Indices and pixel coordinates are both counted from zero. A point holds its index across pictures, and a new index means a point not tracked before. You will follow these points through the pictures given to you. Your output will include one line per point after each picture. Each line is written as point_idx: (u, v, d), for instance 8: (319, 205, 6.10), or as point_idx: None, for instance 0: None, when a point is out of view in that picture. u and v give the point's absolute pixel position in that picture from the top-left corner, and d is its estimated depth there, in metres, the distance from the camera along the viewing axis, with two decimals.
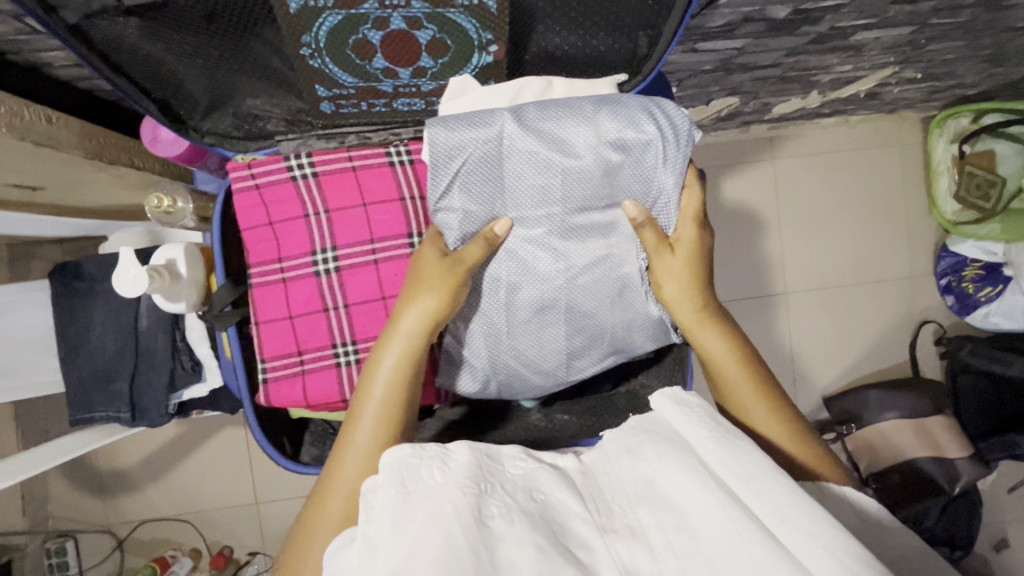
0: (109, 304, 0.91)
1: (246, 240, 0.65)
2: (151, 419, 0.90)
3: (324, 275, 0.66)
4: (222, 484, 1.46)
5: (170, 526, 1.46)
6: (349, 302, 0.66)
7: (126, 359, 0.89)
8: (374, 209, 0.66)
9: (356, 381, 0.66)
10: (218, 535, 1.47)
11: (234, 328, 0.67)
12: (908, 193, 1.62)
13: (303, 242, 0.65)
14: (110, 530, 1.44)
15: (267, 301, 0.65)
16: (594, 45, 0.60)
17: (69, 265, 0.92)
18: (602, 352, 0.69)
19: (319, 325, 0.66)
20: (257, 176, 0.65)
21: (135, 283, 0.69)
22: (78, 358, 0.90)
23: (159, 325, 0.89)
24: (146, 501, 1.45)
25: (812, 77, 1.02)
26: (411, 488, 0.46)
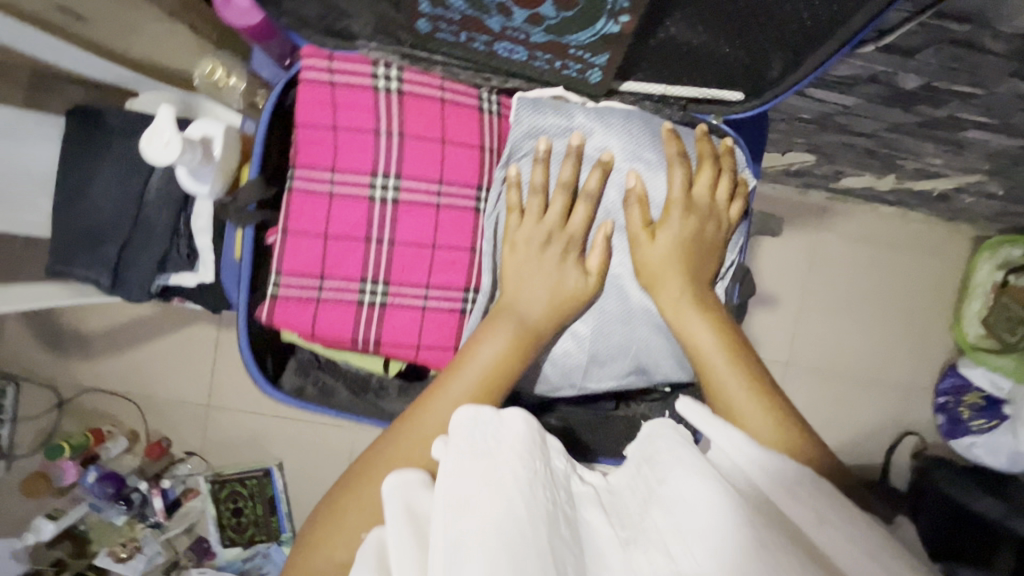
0: (121, 164, 0.84)
1: (300, 138, 0.59)
2: (130, 295, 0.85)
3: (379, 204, 0.61)
4: (180, 376, 1.42)
5: (114, 402, 1.41)
6: (396, 240, 0.61)
7: (124, 225, 0.83)
8: (450, 150, 0.62)
9: (375, 325, 0.62)
10: (160, 424, 1.42)
11: (251, 229, 0.62)
12: (936, 305, 1.58)
13: (366, 161, 0.61)
14: (55, 388, 1.39)
15: (305, 212, 0.60)
16: (727, 49, 0.55)
17: (91, 109, 0.86)
18: (624, 367, 0.66)
19: (354, 255, 0.61)
20: (334, 74, 0.60)
21: (165, 150, 0.63)
22: (74, 208, 0.84)
23: (169, 202, 0.84)
24: (97, 370, 1.40)
25: (898, 160, 0.97)
26: (465, 447, 0.48)
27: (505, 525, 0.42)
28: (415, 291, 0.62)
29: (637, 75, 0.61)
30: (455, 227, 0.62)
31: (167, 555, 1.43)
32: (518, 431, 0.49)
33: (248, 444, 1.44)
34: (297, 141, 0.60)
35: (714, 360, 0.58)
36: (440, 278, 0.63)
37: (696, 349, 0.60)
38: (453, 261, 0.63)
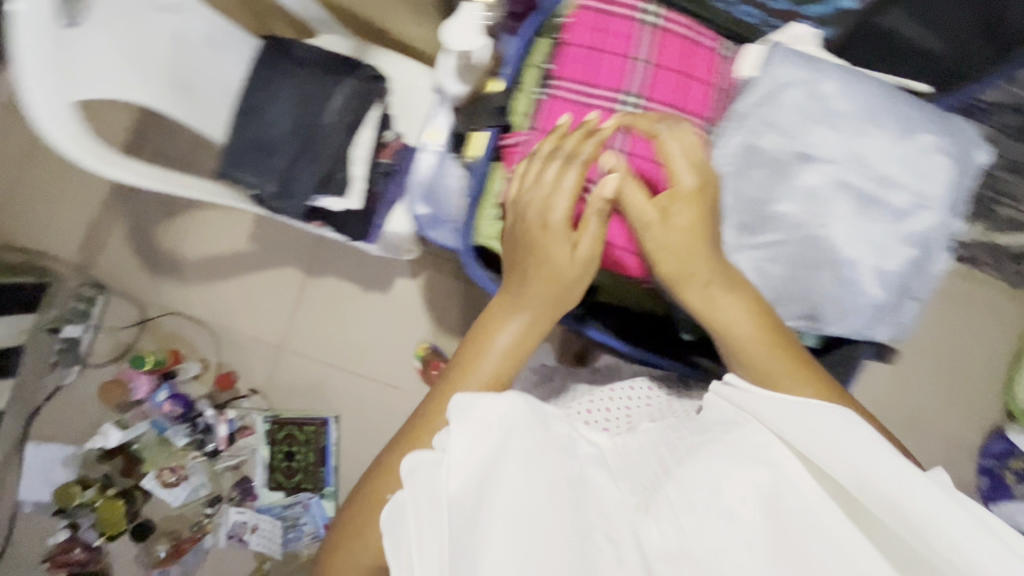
0: (301, 90, 0.93)
1: (572, 55, 0.77)
2: (286, 209, 0.92)
3: (625, 116, 0.77)
4: (261, 314, 1.47)
5: (193, 329, 1.46)
6: (631, 150, 0.79)
7: (298, 142, 0.92)
8: (687, 82, 0.78)
9: (598, 215, 0.76)
10: (231, 357, 1.46)
11: (494, 130, 0.77)
12: (988, 368, 1.62)
13: (620, 79, 0.77)
14: (141, 305, 1.44)
15: (564, 113, 0.77)
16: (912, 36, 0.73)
17: (283, 38, 0.95)
18: (797, 305, 0.72)
19: (592, 156, 0.76)
20: (610, 10, 0.78)
21: (463, 39, 0.74)
22: (252, 122, 0.92)
23: (340, 132, 0.93)
24: (184, 295, 1.45)
25: None
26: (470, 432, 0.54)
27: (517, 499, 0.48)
28: None
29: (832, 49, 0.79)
30: None
31: (211, 488, 1.44)
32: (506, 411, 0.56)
33: (309, 391, 1.47)
34: (569, 57, 0.77)
35: (737, 328, 0.66)
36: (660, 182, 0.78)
37: (710, 309, 0.67)
38: None
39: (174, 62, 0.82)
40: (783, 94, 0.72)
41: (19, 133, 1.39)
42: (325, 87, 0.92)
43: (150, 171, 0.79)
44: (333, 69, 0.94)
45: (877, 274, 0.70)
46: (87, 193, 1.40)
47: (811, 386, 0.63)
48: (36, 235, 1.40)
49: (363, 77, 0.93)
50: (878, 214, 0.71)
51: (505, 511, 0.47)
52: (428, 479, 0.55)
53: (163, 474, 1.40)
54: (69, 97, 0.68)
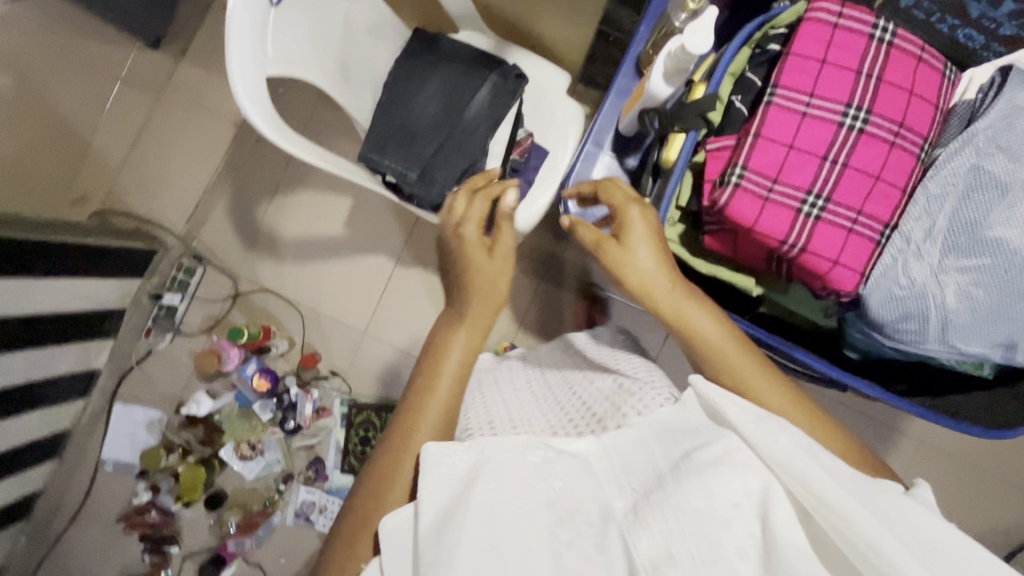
0: (448, 83, 0.96)
1: (791, 61, 0.61)
2: (426, 199, 0.93)
3: (846, 128, 0.60)
4: (350, 298, 1.50)
5: (283, 307, 1.49)
6: (849, 165, 0.60)
7: (440, 133, 0.94)
8: (915, 101, 0.61)
9: (808, 237, 0.60)
10: (316, 338, 1.49)
11: (694, 135, 0.64)
12: None
13: (843, 91, 0.60)
14: (235, 279, 1.48)
15: (776, 121, 0.60)
16: None
17: (431, 33, 0.98)
18: (994, 337, 0.65)
19: (811, 168, 0.60)
20: (842, 16, 0.61)
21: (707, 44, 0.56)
22: (398, 110, 0.95)
23: (482, 125, 0.95)
24: (278, 273, 1.49)
25: None
26: (441, 469, 0.54)
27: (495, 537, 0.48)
28: (849, 214, 0.61)
29: None
30: (900, 166, 0.62)
31: (284, 465, 1.46)
32: (469, 455, 0.55)
33: (389, 380, 1.48)
34: (785, 63, 0.61)
35: (726, 347, 0.62)
36: (874, 209, 0.61)
37: (684, 324, 0.63)
38: (888, 197, 0.62)
39: (342, 47, 0.85)
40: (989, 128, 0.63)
41: (141, 106, 1.45)
42: (471, 82, 0.95)
43: (314, 149, 0.81)
44: (478, 65, 0.97)
45: None
46: (198, 167, 1.46)
47: (789, 405, 0.59)
48: (146, 204, 1.45)
49: (507, 74, 0.96)
50: None
51: (470, 534, 0.48)
52: (433, 481, 0.53)
53: (241, 446, 1.42)
54: (263, 70, 0.72)
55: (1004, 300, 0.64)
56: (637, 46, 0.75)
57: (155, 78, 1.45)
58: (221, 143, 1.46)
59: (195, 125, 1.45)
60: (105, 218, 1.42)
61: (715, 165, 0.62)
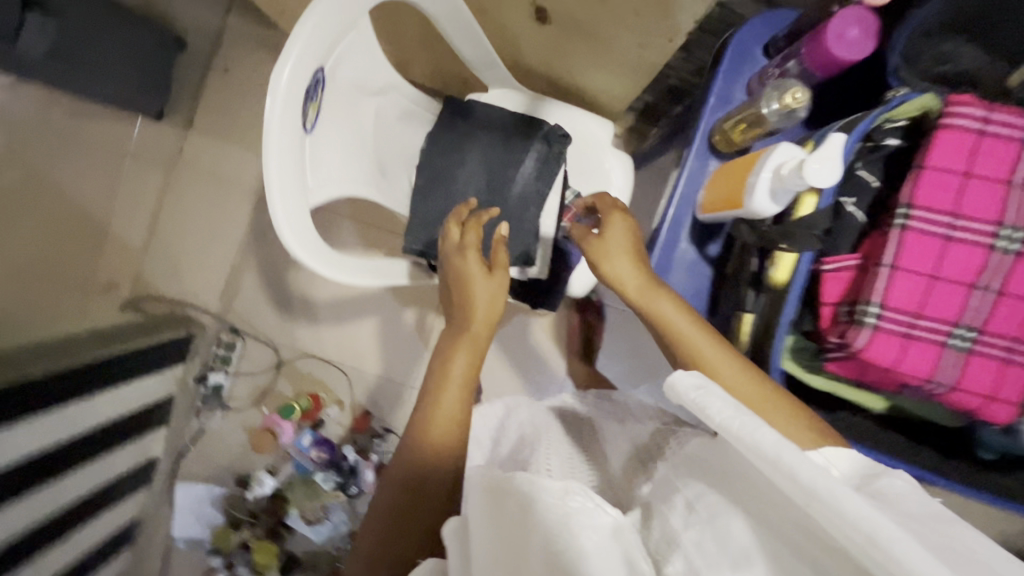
0: (491, 156, 0.88)
1: (927, 176, 0.55)
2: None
3: (995, 251, 0.55)
4: (395, 354, 1.46)
5: (328, 370, 1.46)
6: (996, 288, 0.55)
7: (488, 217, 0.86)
8: None
9: (955, 370, 0.55)
10: (365, 398, 1.46)
11: (808, 255, 0.53)
12: None
13: (986, 208, 0.55)
14: (276, 348, 1.45)
15: (916, 248, 0.54)
16: None
17: (461, 101, 0.90)
18: None
19: (958, 299, 0.55)
20: (985, 123, 0.55)
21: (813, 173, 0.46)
22: (440, 191, 0.86)
23: (534, 199, 0.87)
24: (318, 336, 1.45)
25: None
26: (485, 493, 0.43)
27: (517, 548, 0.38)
28: (997, 340, 0.56)
29: None
30: None
31: (350, 525, 1.43)
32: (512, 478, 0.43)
33: None
34: (922, 179, 0.55)
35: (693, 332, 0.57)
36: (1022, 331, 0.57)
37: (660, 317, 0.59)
38: None
39: (375, 143, 0.78)
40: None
41: (154, 183, 1.40)
42: (514, 155, 0.87)
43: (360, 266, 0.77)
44: (520, 132, 0.89)
45: None
46: (220, 239, 1.41)
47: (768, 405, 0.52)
48: (175, 284, 1.41)
49: (553, 138, 0.88)
50: None
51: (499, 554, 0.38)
52: (477, 503, 0.43)
53: (307, 512, 1.40)
54: (306, 203, 0.66)
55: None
56: (709, 122, 0.67)
57: (163, 152, 1.40)
58: (240, 212, 1.41)
59: (211, 196, 1.40)
60: (138, 305, 1.39)
61: (832, 284, 0.58)
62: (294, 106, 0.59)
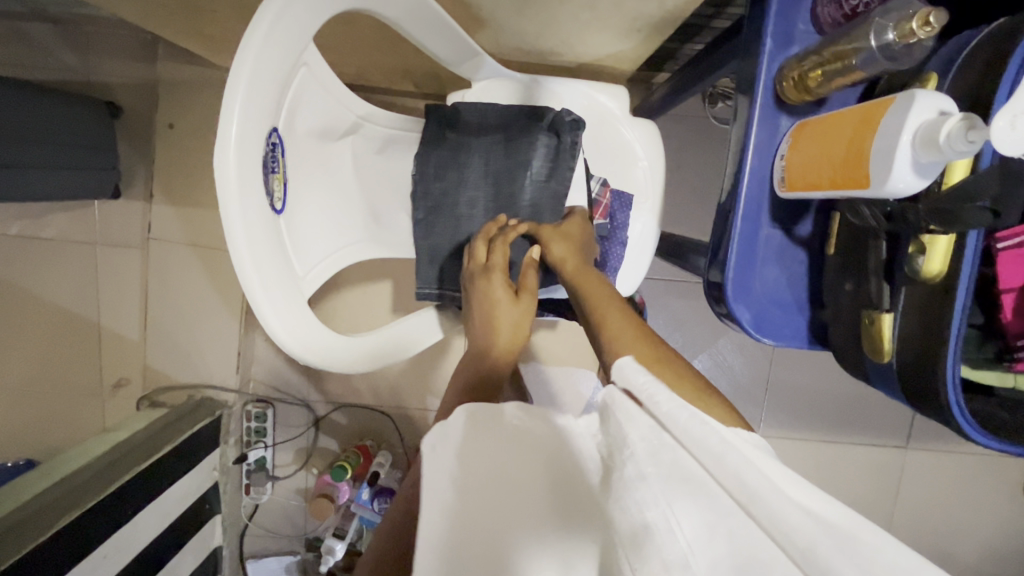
0: (491, 165, 0.71)
1: None
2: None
3: None
4: (433, 383, 1.35)
5: (369, 416, 1.37)
6: None
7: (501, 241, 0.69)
8: None
9: None
10: (414, 435, 1.37)
11: (976, 232, 0.40)
12: None
13: None
14: (310, 406, 1.35)
15: None
16: None
17: (444, 108, 0.73)
18: None
19: None
20: None
21: (1012, 129, 0.33)
22: (442, 220, 0.71)
23: (553, 207, 0.70)
24: (350, 384, 1.35)
25: None
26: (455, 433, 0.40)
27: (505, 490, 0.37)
28: None
29: None
30: None
31: None
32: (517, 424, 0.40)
33: None
34: None
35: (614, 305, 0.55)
36: None
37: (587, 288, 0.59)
38: None
39: (362, 190, 0.64)
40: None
41: (133, 267, 1.28)
42: (518, 158, 0.70)
43: (379, 338, 0.65)
44: (520, 126, 0.71)
45: None
46: (219, 309, 1.29)
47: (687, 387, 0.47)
48: (185, 367, 1.30)
49: (562, 126, 0.70)
50: None
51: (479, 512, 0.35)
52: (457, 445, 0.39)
53: None
54: (302, 296, 0.53)
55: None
56: (770, 70, 0.52)
57: (132, 231, 1.26)
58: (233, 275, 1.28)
59: (196, 266, 1.27)
60: (154, 399, 1.29)
61: (1019, 266, 0.44)
62: (256, 192, 0.46)
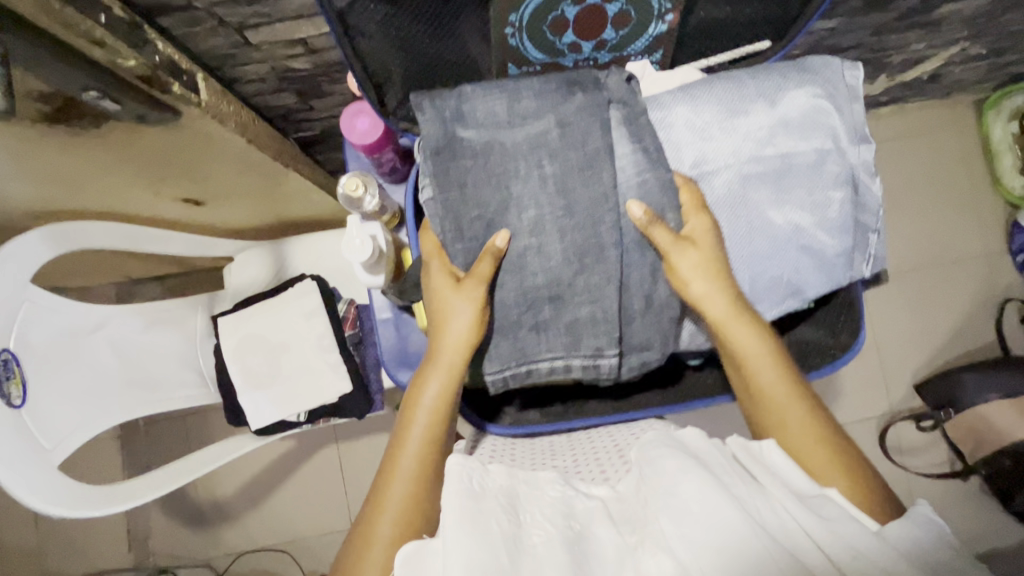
0: (562, 170, 0.54)
1: None
2: (645, 357, 0.59)
3: None
4: (320, 508, 1.43)
5: (268, 557, 1.42)
6: None
7: (565, 210, 0.54)
8: None
9: None
10: (316, 563, 1.41)
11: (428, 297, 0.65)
12: (975, 180, 1.52)
13: None
14: (210, 563, 1.42)
15: None
16: (747, 13, 0.58)
17: (450, 95, 0.56)
18: (781, 295, 0.59)
19: None
20: None
21: (362, 250, 0.60)
22: (523, 273, 0.56)
23: (664, 197, 0.55)
24: (244, 532, 1.43)
25: (886, 59, 1.04)
26: (478, 486, 0.51)
27: (562, 534, 0.50)
28: None
29: (696, 56, 0.64)
30: None
31: None
32: (553, 492, 0.54)
33: None
34: None
35: (767, 362, 0.58)
36: None
37: (744, 350, 0.57)
38: None
39: (123, 366, 0.84)
40: (670, 98, 0.57)
41: None
42: (524, 133, 0.55)
43: (145, 479, 0.80)
44: (531, 136, 0.55)
45: (824, 232, 0.57)
46: None
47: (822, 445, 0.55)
48: (85, 558, 1.39)
49: (613, 93, 0.56)
50: (814, 194, 0.56)
51: (495, 532, 0.48)
52: (482, 483, 0.52)
53: None
54: (51, 464, 0.70)
55: (850, 172, 0.57)
56: None
57: None
58: None
59: None
60: None
61: None
62: None
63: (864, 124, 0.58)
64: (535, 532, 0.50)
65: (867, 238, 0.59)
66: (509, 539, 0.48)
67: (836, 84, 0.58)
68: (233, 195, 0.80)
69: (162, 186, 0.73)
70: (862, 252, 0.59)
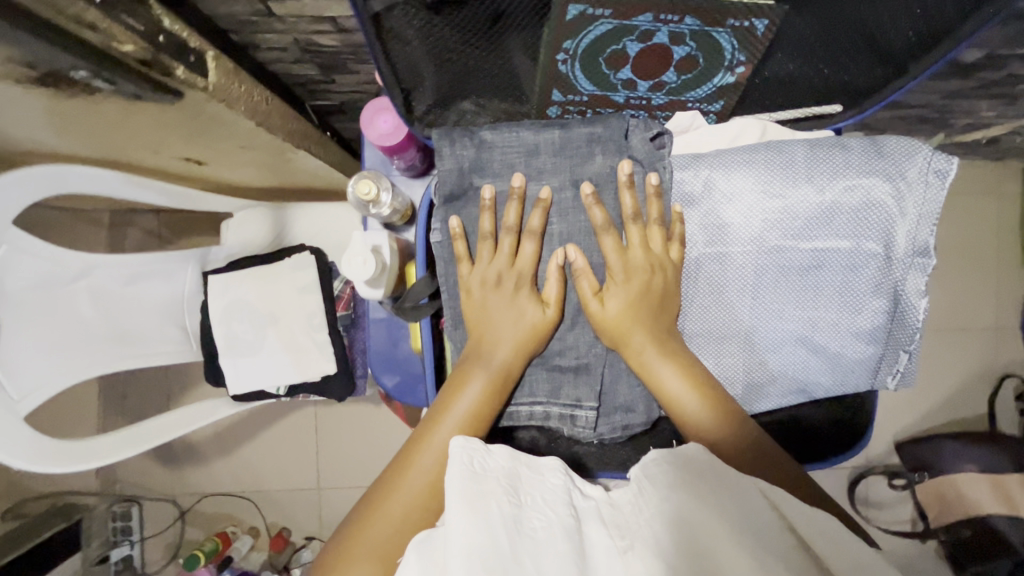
0: (568, 231, 0.58)
1: None
2: (629, 419, 0.60)
3: None
4: (288, 464, 1.43)
5: (232, 502, 1.44)
6: None
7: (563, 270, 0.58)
8: None
9: None
10: (277, 515, 1.43)
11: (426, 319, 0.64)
12: (1006, 250, 1.46)
13: None
14: (174, 500, 1.44)
15: None
16: (821, 75, 0.53)
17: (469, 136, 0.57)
18: (784, 387, 0.59)
19: None
20: None
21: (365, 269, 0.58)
22: None
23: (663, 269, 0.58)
24: (211, 475, 1.44)
25: (949, 120, 0.97)
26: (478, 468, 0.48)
27: (558, 527, 0.45)
28: None
29: (755, 108, 0.59)
30: None
31: None
32: (554, 481, 0.50)
33: None
34: None
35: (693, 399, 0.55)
36: None
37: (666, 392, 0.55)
38: None
39: (105, 318, 0.81)
40: (705, 162, 0.55)
41: None
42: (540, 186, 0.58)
43: (103, 439, 0.78)
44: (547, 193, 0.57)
45: (840, 339, 0.57)
46: None
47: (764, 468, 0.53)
48: None
49: (639, 153, 0.56)
50: (842, 299, 0.56)
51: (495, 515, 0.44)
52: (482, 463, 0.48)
53: None
54: (16, 415, 0.69)
55: (890, 283, 0.55)
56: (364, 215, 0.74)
57: None
58: None
59: None
60: None
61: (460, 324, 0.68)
62: None
63: (932, 235, 0.54)
64: (536, 516, 0.46)
65: (895, 353, 0.58)
66: (511, 521, 0.44)
67: (910, 182, 0.53)
68: (236, 161, 0.75)
69: (159, 146, 0.68)
70: (882, 362, 0.58)
